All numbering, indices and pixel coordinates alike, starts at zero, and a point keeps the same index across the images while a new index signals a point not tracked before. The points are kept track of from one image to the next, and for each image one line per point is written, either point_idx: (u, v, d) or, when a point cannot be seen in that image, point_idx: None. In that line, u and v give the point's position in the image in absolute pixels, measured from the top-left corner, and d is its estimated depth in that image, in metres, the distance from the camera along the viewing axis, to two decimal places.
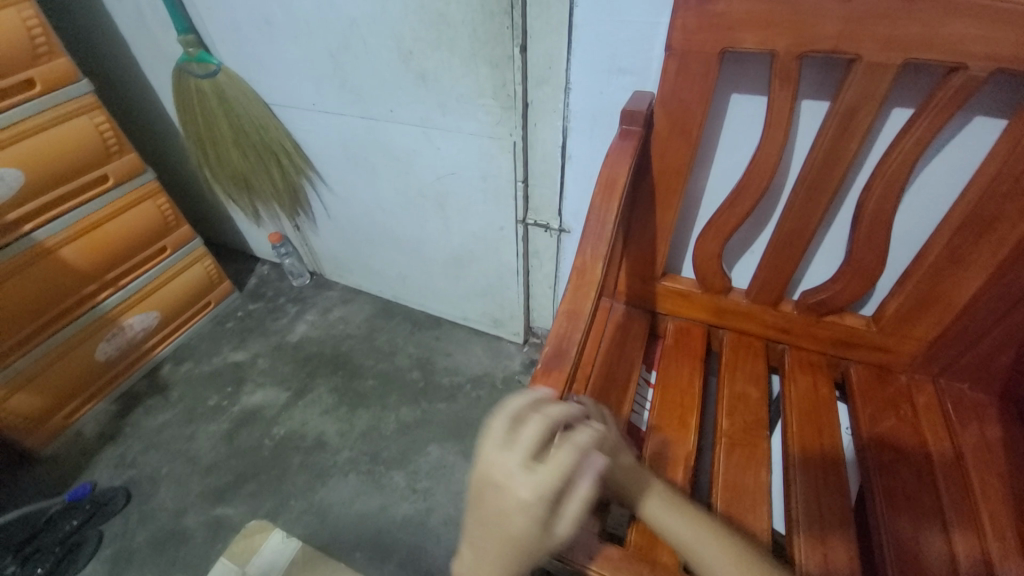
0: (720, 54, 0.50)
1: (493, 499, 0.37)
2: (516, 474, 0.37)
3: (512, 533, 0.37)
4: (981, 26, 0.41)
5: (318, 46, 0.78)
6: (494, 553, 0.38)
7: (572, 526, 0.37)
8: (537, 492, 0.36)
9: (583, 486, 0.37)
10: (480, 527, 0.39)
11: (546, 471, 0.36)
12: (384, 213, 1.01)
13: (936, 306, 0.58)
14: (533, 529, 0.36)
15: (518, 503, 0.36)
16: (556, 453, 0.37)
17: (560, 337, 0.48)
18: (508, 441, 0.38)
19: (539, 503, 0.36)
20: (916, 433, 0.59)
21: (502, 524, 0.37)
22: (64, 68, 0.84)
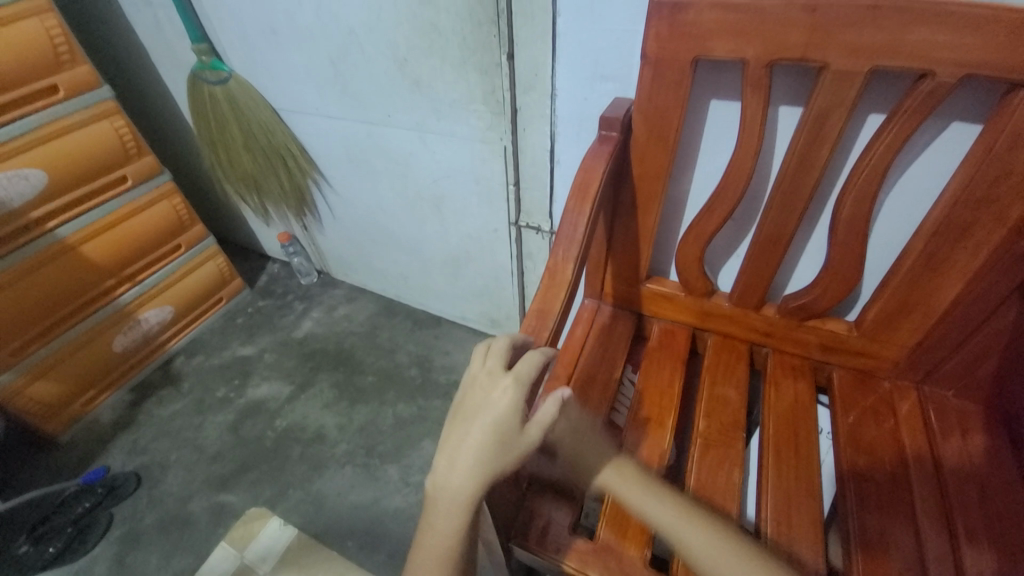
0: (693, 62, 0.51)
1: (478, 394, 0.41)
2: (499, 373, 0.41)
3: (492, 425, 0.39)
4: (946, 33, 0.41)
5: (320, 54, 0.82)
6: (469, 447, 0.38)
7: (545, 425, 0.40)
8: (517, 378, 0.40)
9: (554, 398, 0.42)
10: (457, 430, 0.40)
11: (521, 367, 0.41)
12: (385, 215, 1.04)
13: (916, 311, 0.58)
14: (511, 419, 0.39)
15: (498, 389, 0.40)
16: (528, 356, 0.42)
17: (529, 334, 0.50)
18: (492, 351, 0.43)
19: (518, 390, 0.40)
20: (894, 440, 0.58)
21: (478, 415, 0.40)
22: (86, 75, 0.90)
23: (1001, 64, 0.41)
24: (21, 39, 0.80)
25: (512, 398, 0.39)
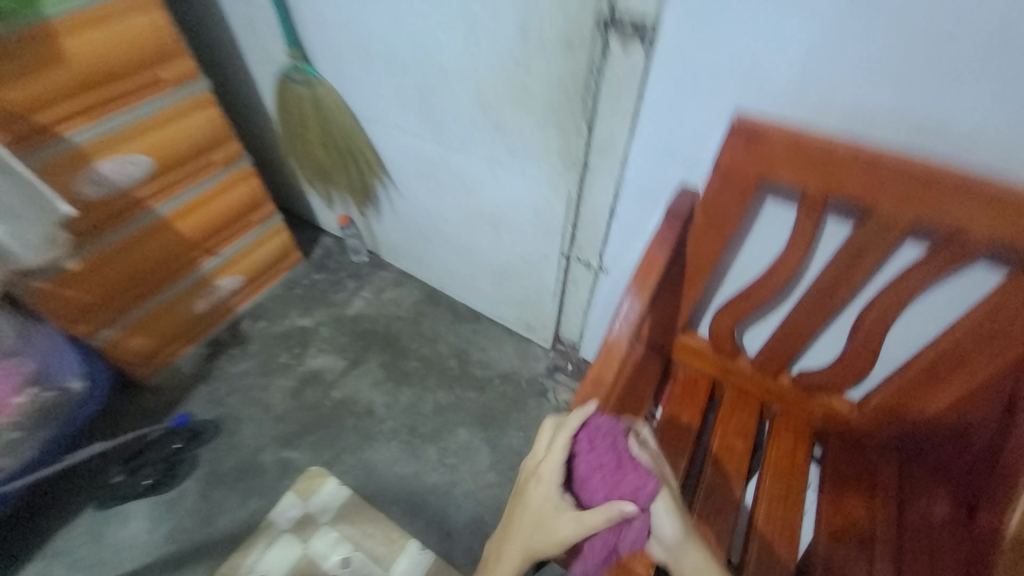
0: (758, 179, 0.58)
1: (529, 476, 0.56)
2: (544, 459, 0.55)
3: (534, 504, 0.54)
4: (983, 211, 0.48)
5: (409, 83, 0.88)
6: (521, 518, 0.55)
7: (580, 520, 0.51)
8: (549, 462, 0.55)
9: (602, 510, 0.51)
10: (517, 504, 0.57)
11: (554, 453, 0.54)
12: (444, 222, 1.13)
13: (911, 407, 0.68)
14: (549, 502, 0.53)
15: (541, 473, 0.55)
16: (560, 441, 0.55)
17: (585, 398, 0.61)
18: (543, 436, 0.58)
19: (551, 470, 0.54)
20: (868, 507, 0.69)
21: (528, 496, 0.55)
22: (187, 68, 0.95)
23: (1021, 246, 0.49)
24: (134, 33, 0.86)
25: (547, 484, 0.54)
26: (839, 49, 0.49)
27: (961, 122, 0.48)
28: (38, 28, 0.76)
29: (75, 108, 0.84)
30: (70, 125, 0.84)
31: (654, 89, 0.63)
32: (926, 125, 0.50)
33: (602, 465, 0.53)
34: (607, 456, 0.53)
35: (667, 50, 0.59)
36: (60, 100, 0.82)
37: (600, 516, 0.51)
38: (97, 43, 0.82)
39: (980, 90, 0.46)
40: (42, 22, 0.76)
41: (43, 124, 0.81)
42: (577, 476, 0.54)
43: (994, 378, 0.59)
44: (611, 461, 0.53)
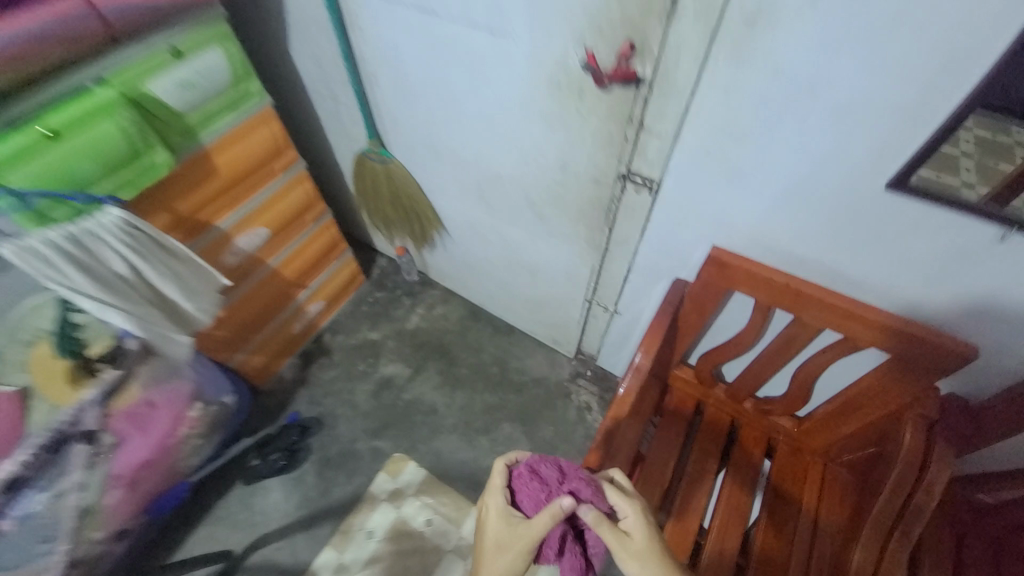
0: (726, 288, 0.87)
1: (484, 510, 0.79)
2: (491, 493, 0.79)
3: (493, 524, 0.76)
4: (864, 325, 0.77)
5: (469, 175, 1.13)
6: (488, 539, 0.75)
7: (533, 525, 0.72)
8: (495, 494, 0.78)
9: (546, 512, 0.72)
10: (481, 535, 0.77)
11: (497, 483, 0.78)
12: (489, 264, 1.42)
13: (834, 429, 0.97)
14: (502, 519, 0.75)
15: (491, 501, 0.78)
16: (497, 473, 0.79)
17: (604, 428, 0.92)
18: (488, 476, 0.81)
19: (498, 499, 0.77)
20: (799, 492, 0.99)
21: (488, 523, 0.77)
22: (292, 157, 1.21)
23: (889, 347, 0.77)
24: (260, 140, 1.11)
25: (497, 507, 0.77)
26: (777, 223, 0.76)
27: (854, 270, 0.75)
28: (200, 154, 1.00)
29: (224, 202, 1.11)
30: (223, 214, 1.12)
31: (657, 217, 0.89)
32: (832, 269, 0.77)
33: (537, 488, 0.75)
34: (540, 477, 0.76)
35: (668, 200, 0.85)
36: (215, 199, 1.08)
37: (547, 516, 0.72)
38: (237, 153, 1.07)
39: (863, 255, 0.72)
40: (200, 148, 1.00)
41: (206, 218, 1.08)
42: (523, 499, 0.77)
43: (884, 418, 0.88)
44: (548, 478, 0.76)
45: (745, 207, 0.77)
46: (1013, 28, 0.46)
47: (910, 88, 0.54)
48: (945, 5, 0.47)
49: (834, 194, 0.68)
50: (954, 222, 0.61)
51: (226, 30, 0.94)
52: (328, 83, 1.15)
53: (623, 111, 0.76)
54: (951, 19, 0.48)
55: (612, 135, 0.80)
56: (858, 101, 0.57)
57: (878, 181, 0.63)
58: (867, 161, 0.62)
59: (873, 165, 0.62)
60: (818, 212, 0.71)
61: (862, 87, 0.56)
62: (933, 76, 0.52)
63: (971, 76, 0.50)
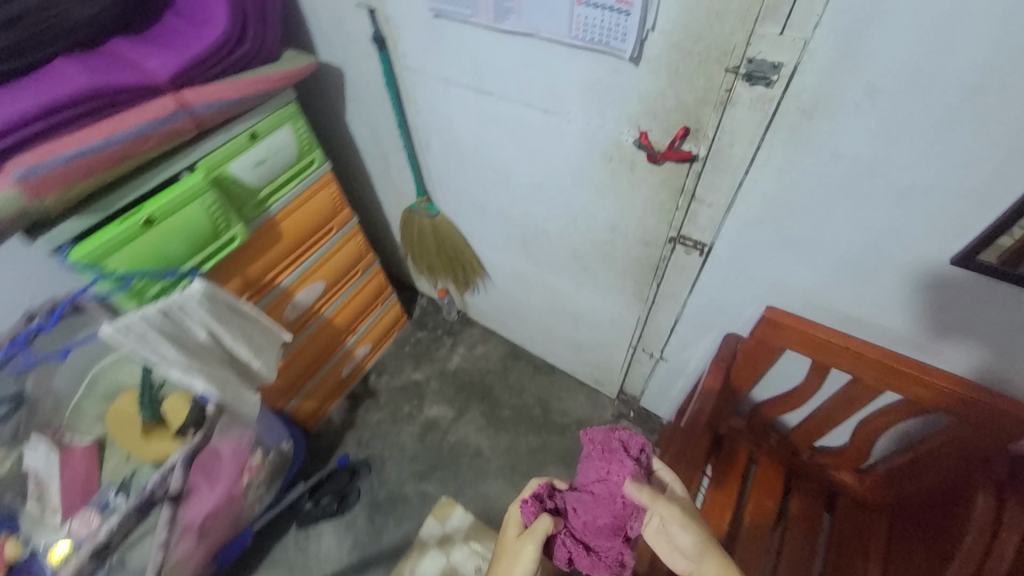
0: (780, 344, 0.86)
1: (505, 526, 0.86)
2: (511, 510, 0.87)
3: (508, 535, 0.84)
4: (930, 385, 0.76)
5: (515, 231, 1.18)
6: (500, 547, 0.83)
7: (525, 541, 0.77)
8: (513, 511, 0.86)
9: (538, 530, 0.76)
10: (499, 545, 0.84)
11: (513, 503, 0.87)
12: (532, 308, 1.45)
13: (899, 485, 0.94)
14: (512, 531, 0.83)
15: (510, 517, 0.86)
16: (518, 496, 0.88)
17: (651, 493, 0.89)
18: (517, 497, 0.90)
19: (513, 512, 0.86)
20: (865, 552, 0.95)
21: (504, 534, 0.85)
22: (346, 215, 1.28)
23: (958, 408, 0.76)
24: (320, 203, 1.18)
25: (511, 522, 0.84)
26: (834, 286, 0.76)
27: (916, 333, 0.75)
28: (268, 221, 1.07)
29: (287, 262, 1.17)
30: (286, 273, 1.18)
31: (708, 276, 0.91)
32: (894, 332, 0.77)
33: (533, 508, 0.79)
34: (537, 498, 0.80)
35: (719, 260, 0.86)
36: (279, 260, 1.15)
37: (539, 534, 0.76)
38: (300, 217, 1.14)
39: (929, 322, 0.72)
40: (268, 216, 1.07)
41: (270, 278, 1.15)
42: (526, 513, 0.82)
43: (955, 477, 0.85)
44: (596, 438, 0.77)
45: (801, 271, 0.78)
46: None
47: (973, 178, 0.55)
48: (1011, 106, 0.48)
49: (897, 265, 0.68)
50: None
51: (294, 109, 1.03)
52: (381, 146, 1.22)
53: (675, 183, 0.78)
54: (1016, 120, 0.49)
55: (662, 203, 0.83)
56: (921, 185, 0.58)
57: (942, 255, 0.63)
58: (928, 238, 0.62)
59: (932, 243, 0.63)
60: (878, 280, 0.71)
61: (927, 173, 0.57)
62: (998, 168, 0.53)
63: None
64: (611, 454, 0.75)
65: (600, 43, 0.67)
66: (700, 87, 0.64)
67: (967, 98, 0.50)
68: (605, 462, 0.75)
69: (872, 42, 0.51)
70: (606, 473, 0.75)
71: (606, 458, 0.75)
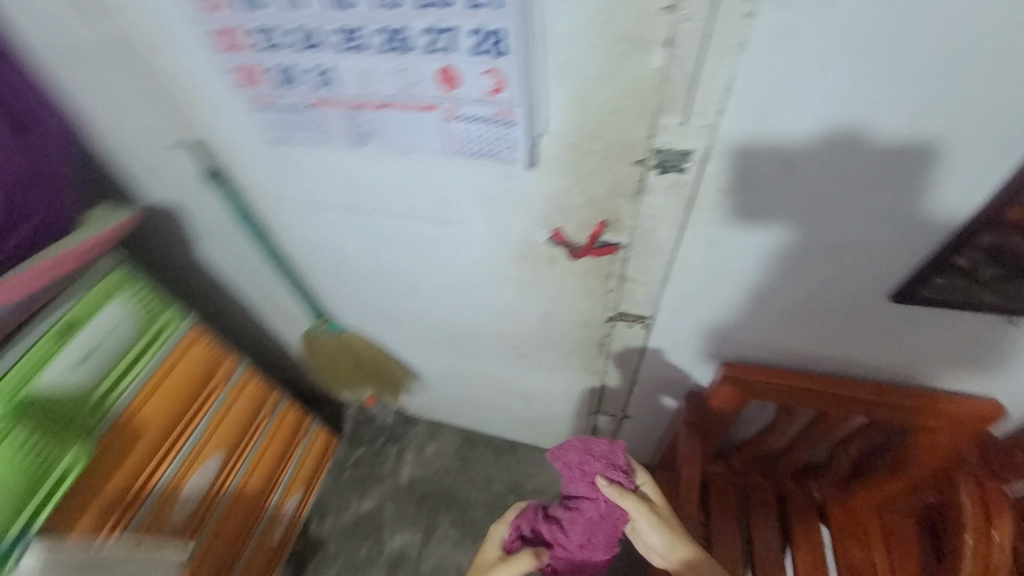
0: (741, 385, 0.80)
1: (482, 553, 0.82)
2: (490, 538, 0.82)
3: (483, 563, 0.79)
4: (891, 394, 0.75)
5: (438, 331, 1.04)
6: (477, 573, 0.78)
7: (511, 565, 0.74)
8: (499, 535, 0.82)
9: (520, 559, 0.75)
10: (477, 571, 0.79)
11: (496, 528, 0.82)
12: (476, 397, 1.32)
13: (886, 482, 0.88)
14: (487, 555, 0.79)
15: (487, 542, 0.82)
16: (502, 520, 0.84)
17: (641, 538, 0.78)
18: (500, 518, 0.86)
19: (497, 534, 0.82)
20: (872, 561, 0.88)
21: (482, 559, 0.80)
22: (231, 362, 1.02)
23: (920, 405, 0.74)
24: (189, 365, 0.93)
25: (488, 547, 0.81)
26: (785, 335, 0.73)
27: (870, 342, 0.70)
28: (117, 419, 0.83)
29: (160, 455, 0.90)
30: (161, 467, 0.90)
31: (657, 344, 0.84)
32: (849, 362, 0.75)
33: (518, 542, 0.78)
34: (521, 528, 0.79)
35: (665, 330, 0.80)
36: (148, 456, 0.88)
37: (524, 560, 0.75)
38: (163, 393, 0.90)
39: (886, 340, 0.69)
40: (117, 413, 0.83)
41: (141, 483, 0.87)
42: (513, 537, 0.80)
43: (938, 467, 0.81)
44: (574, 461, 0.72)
45: (750, 327, 0.74)
46: (990, 178, 0.47)
47: (897, 232, 0.54)
48: (923, 166, 0.47)
49: (845, 309, 0.66)
50: (957, 320, 0.63)
51: (122, 274, 0.82)
52: (252, 275, 1.02)
53: (602, 270, 0.71)
54: (929, 175, 0.48)
55: (592, 289, 0.76)
56: (852, 239, 0.56)
57: (879, 296, 0.62)
58: (867, 283, 0.61)
59: (871, 284, 0.61)
60: (828, 328, 0.70)
61: (854, 232, 0.55)
62: (920, 217, 0.52)
63: (958, 216, 0.51)
64: (589, 478, 0.71)
65: (488, 154, 0.58)
66: (609, 181, 0.57)
67: (881, 163, 0.48)
68: (586, 486, 0.71)
69: (781, 122, 0.47)
70: (588, 496, 0.72)
71: (585, 481, 0.71)
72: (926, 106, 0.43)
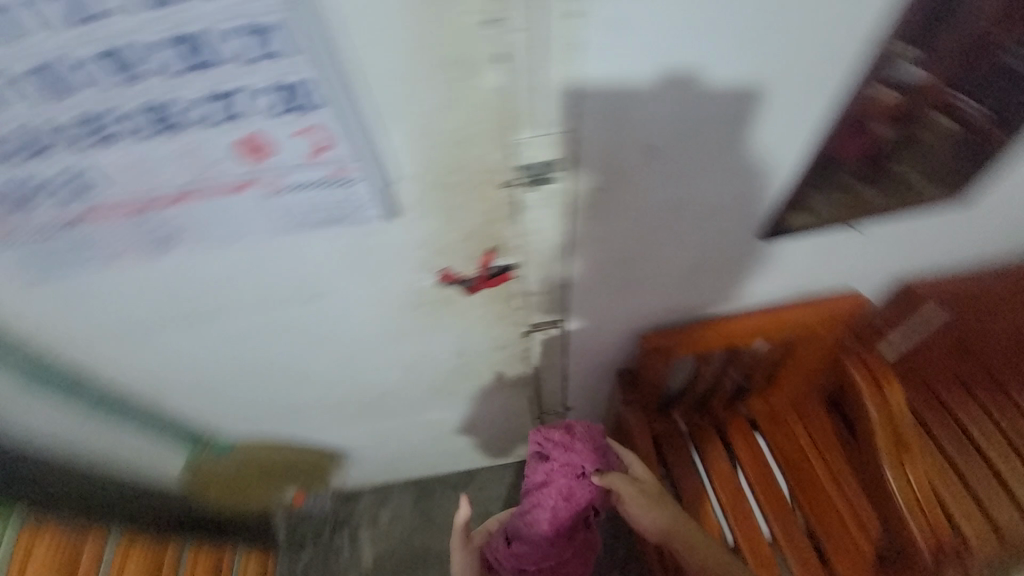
0: (659, 344, 0.81)
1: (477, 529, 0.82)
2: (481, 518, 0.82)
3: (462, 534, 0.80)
4: (775, 306, 0.83)
5: (349, 404, 0.91)
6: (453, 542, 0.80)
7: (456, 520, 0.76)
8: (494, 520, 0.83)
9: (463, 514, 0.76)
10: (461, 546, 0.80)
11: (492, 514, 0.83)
12: (416, 448, 1.21)
13: (797, 376, 0.95)
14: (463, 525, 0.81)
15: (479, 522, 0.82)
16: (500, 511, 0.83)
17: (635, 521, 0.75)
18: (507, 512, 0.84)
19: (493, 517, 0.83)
20: (802, 447, 0.98)
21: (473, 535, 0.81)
22: (93, 537, 0.76)
23: (804, 308, 0.82)
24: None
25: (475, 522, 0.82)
26: (686, 296, 0.76)
27: (754, 260, 0.71)
28: None
29: None
30: None
31: (577, 339, 0.82)
32: (742, 293, 0.79)
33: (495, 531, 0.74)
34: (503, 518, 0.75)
35: (581, 326, 0.78)
36: None
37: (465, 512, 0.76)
38: None
39: (766, 252, 0.69)
40: None
41: None
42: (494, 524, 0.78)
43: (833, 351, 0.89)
44: (554, 442, 0.70)
45: (654, 299, 0.75)
46: (811, 119, 0.51)
47: (752, 185, 0.57)
48: (757, 123, 0.50)
49: (728, 257, 0.69)
50: (819, 243, 0.69)
51: None
52: (85, 429, 0.79)
53: (503, 294, 0.67)
54: (766, 130, 0.51)
55: (499, 312, 0.71)
56: (717, 199, 0.58)
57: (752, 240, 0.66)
58: (741, 232, 0.64)
59: (744, 232, 0.65)
60: (719, 278, 0.73)
61: (719, 194, 0.57)
62: (769, 166, 0.55)
63: (800, 157, 0.55)
64: (561, 455, 0.69)
65: (338, 219, 0.49)
66: (480, 208, 0.52)
67: (725, 129, 0.49)
68: (555, 461, 0.69)
69: (631, 112, 0.45)
70: (557, 475, 0.69)
71: (557, 458, 0.69)
72: (747, 66, 0.44)
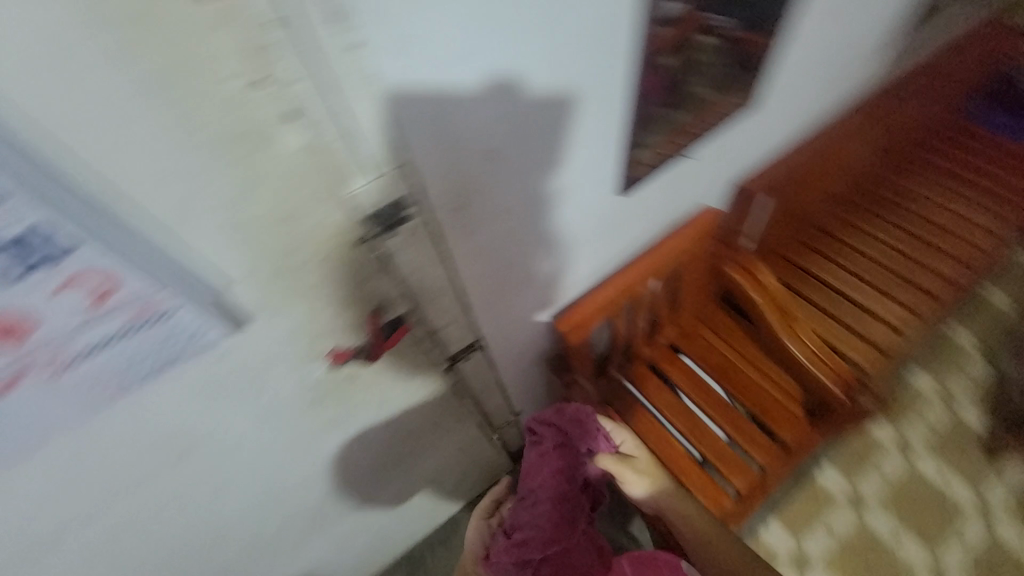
0: (574, 321, 0.82)
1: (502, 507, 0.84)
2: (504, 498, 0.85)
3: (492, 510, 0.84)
4: (654, 243, 0.88)
5: (288, 531, 0.78)
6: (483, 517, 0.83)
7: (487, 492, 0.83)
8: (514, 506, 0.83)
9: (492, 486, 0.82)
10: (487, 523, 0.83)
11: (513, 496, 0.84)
12: (385, 532, 1.09)
13: (694, 293, 1.04)
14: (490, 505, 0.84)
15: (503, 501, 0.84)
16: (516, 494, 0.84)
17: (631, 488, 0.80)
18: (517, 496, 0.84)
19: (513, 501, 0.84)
20: (721, 350, 1.08)
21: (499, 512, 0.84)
22: None
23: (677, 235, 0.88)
24: None
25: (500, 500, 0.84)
26: (578, 267, 0.78)
27: (622, 213, 0.74)
28: None
29: None
30: None
31: (499, 351, 0.80)
32: (623, 246, 0.83)
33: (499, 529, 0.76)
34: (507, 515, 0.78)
35: (497, 337, 0.76)
36: None
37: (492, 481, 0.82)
38: None
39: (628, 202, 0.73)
40: None
41: None
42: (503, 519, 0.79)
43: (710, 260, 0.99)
44: (549, 424, 0.76)
45: (552, 282, 0.75)
46: (616, 75, 0.54)
47: (592, 148, 0.59)
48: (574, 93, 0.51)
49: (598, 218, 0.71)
50: (666, 177, 0.74)
51: None
52: None
53: (409, 348, 0.60)
54: (585, 97, 0.52)
55: (412, 367, 0.64)
56: (569, 173, 0.59)
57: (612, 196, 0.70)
58: (601, 191, 0.67)
59: (603, 192, 0.67)
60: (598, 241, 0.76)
61: (567, 167, 0.58)
62: (599, 127, 0.57)
63: (621, 111, 0.58)
64: (554, 435, 0.75)
65: (174, 358, 0.40)
66: (342, 274, 0.45)
67: (548, 108, 0.50)
68: (548, 442, 0.75)
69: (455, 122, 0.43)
70: (547, 455, 0.74)
71: (548, 438, 0.75)
72: (544, 46, 0.45)
